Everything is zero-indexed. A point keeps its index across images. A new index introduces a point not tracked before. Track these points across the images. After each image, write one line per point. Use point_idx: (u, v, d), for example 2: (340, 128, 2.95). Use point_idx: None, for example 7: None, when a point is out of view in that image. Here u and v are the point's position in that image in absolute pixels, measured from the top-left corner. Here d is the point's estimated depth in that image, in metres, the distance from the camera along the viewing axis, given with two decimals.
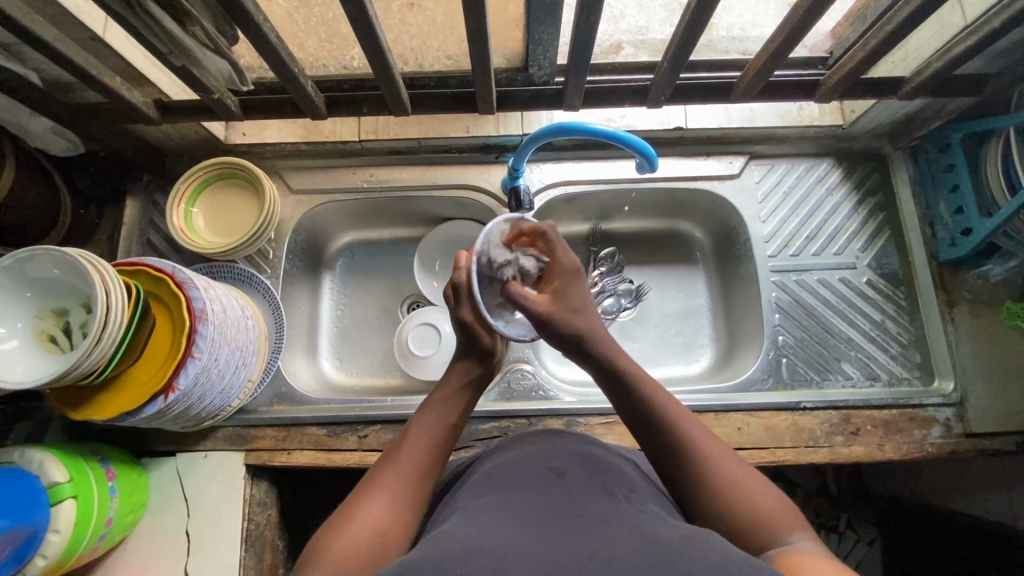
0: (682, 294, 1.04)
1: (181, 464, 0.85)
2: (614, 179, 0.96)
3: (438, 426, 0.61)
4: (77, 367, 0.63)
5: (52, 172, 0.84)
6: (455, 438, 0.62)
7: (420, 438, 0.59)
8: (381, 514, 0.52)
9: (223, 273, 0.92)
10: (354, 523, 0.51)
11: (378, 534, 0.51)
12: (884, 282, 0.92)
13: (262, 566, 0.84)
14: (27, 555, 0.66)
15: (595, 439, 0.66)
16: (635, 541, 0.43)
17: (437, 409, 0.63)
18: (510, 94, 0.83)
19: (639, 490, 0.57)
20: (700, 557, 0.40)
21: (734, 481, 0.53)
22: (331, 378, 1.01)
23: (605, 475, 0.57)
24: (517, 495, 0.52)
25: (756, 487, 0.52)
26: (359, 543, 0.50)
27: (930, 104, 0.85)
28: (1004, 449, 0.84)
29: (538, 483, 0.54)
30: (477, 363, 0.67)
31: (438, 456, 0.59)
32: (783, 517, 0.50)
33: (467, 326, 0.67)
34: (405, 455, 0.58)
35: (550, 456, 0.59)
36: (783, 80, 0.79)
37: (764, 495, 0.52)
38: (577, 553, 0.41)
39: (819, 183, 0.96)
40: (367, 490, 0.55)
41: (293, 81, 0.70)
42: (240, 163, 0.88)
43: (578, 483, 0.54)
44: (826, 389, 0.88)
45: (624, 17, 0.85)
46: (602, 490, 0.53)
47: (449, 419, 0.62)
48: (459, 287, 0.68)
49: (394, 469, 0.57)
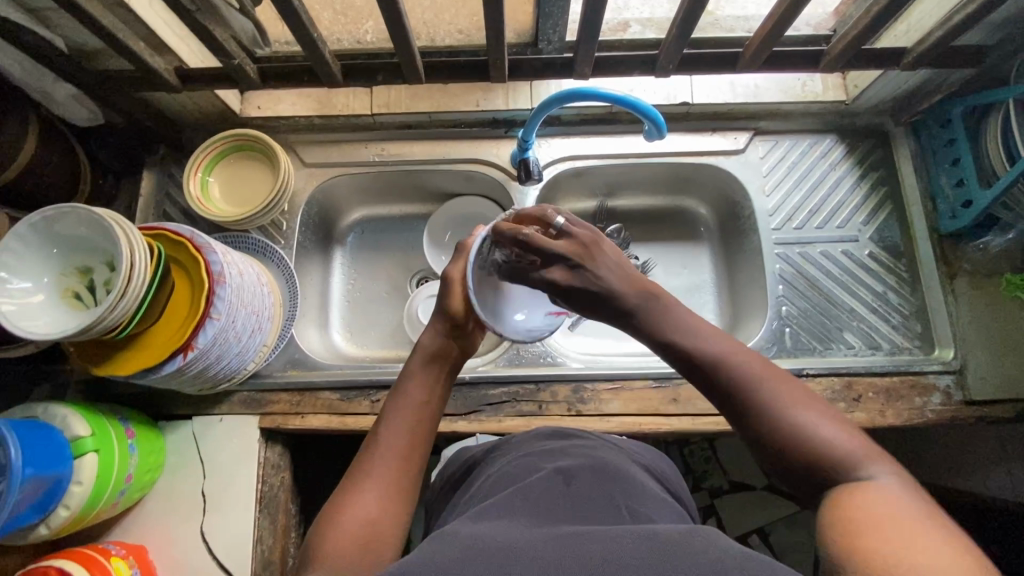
0: (687, 270, 1.06)
1: (197, 427, 0.87)
2: (621, 154, 0.98)
3: (414, 410, 0.62)
4: (101, 320, 0.65)
5: (72, 140, 0.86)
6: (436, 416, 0.64)
7: (398, 422, 0.61)
8: (368, 505, 0.55)
9: (238, 243, 0.94)
10: (344, 517, 0.53)
11: (369, 525, 0.53)
12: (885, 253, 0.94)
13: (276, 528, 0.85)
14: (50, 504, 0.68)
15: (610, 447, 0.71)
16: (637, 540, 0.44)
17: (411, 389, 0.64)
18: (520, 64, 0.83)
19: (647, 493, 0.61)
20: (703, 556, 0.41)
21: (811, 426, 0.49)
22: (341, 349, 1.02)
23: (611, 478, 0.61)
24: (529, 487, 0.57)
25: (833, 428, 0.49)
26: (351, 537, 0.52)
27: (931, 79, 0.87)
28: (1003, 416, 0.85)
29: (550, 481, 0.58)
30: (440, 333, 0.68)
31: (420, 437, 0.61)
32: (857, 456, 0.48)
33: (449, 279, 0.70)
34: (385, 443, 0.59)
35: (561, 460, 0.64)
36: (787, 51, 0.81)
37: (843, 438, 0.48)
38: (578, 554, 0.43)
39: (823, 158, 0.98)
40: (354, 483, 0.57)
41: (310, 47, 0.71)
42: (253, 134, 0.90)
43: (588, 486, 0.57)
44: (829, 357, 0.89)
45: (627, 8, 0.90)
46: (613, 494, 0.57)
47: (424, 397, 0.63)
48: (462, 248, 0.72)
49: (376, 459, 0.58)
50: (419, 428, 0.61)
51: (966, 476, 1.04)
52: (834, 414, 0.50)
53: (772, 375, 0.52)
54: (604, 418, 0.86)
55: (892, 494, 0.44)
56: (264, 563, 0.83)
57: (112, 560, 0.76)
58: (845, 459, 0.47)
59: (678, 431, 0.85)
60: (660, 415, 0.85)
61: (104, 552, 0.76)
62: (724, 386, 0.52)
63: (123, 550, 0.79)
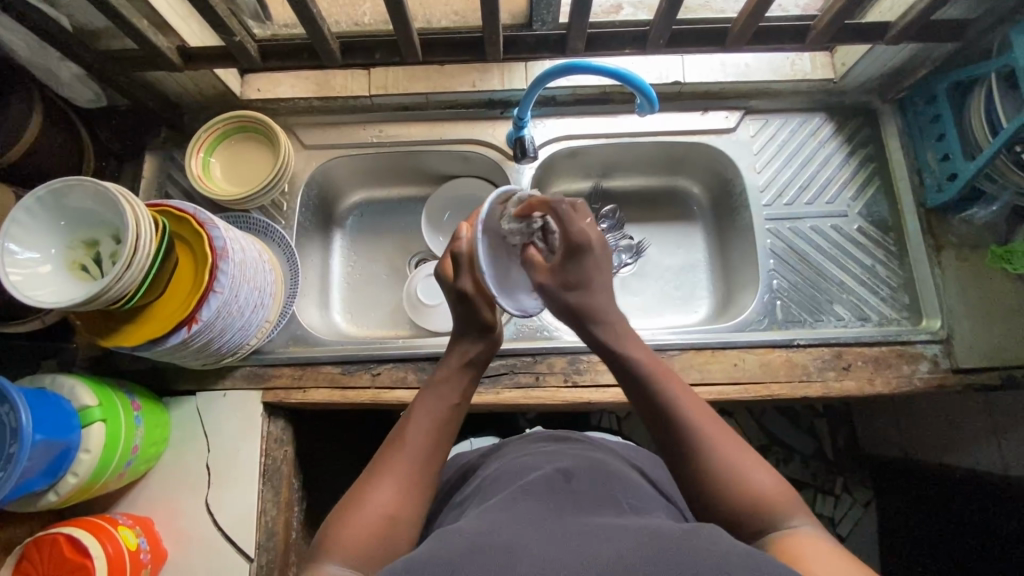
0: (681, 250, 1.08)
1: (200, 402, 0.88)
2: (615, 133, 0.99)
3: (443, 411, 0.65)
4: (109, 290, 0.66)
5: (76, 121, 0.88)
6: (458, 421, 0.66)
7: (423, 423, 0.63)
8: (387, 500, 0.56)
9: (239, 223, 0.96)
10: (363, 509, 0.55)
11: (388, 520, 0.55)
12: (873, 228, 0.96)
13: (279, 500, 0.87)
14: (60, 471, 0.69)
15: (604, 453, 0.74)
16: (641, 541, 0.46)
17: (441, 392, 0.67)
18: (515, 41, 0.85)
19: (641, 496, 0.64)
20: (707, 554, 0.44)
21: (738, 473, 0.55)
22: (341, 328, 1.04)
23: (609, 478, 0.64)
24: (528, 484, 0.60)
25: (759, 478, 0.55)
26: (370, 529, 0.54)
27: (917, 55, 0.89)
28: (991, 383, 0.87)
29: (551, 479, 0.61)
30: (478, 341, 0.72)
31: (442, 439, 0.63)
32: (783, 503, 0.54)
33: (467, 295, 0.72)
34: (410, 441, 0.61)
35: (559, 461, 0.67)
36: (773, 26, 0.83)
37: (768, 483, 0.55)
38: (586, 554, 0.45)
39: (812, 136, 1.00)
40: (375, 477, 0.59)
41: (311, 23, 0.74)
42: (252, 114, 0.92)
43: (587, 486, 0.60)
44: (819, 328, 0.91)
45: None
46: (614, 497, 0.60)
47: (453, 401, 0.66)
48: (463, 259, 0.73)
49: (399, 454, 0.60)
50: (446, 426, 0.64)
51: (955, 450, 1.06)
52: (764, 468, 0.56)
53: (709, 420, 0.59)
54: (599, 389, 0.88)
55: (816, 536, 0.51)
56: (268, 535, 0.84)
57: (119, 529, 0.77)
58: (769, 504, 0.54)
59: None
60: None
61: (112, 521, 0.78)
62: (666, 418, 0.60)
63: (130, 520, 0.81)
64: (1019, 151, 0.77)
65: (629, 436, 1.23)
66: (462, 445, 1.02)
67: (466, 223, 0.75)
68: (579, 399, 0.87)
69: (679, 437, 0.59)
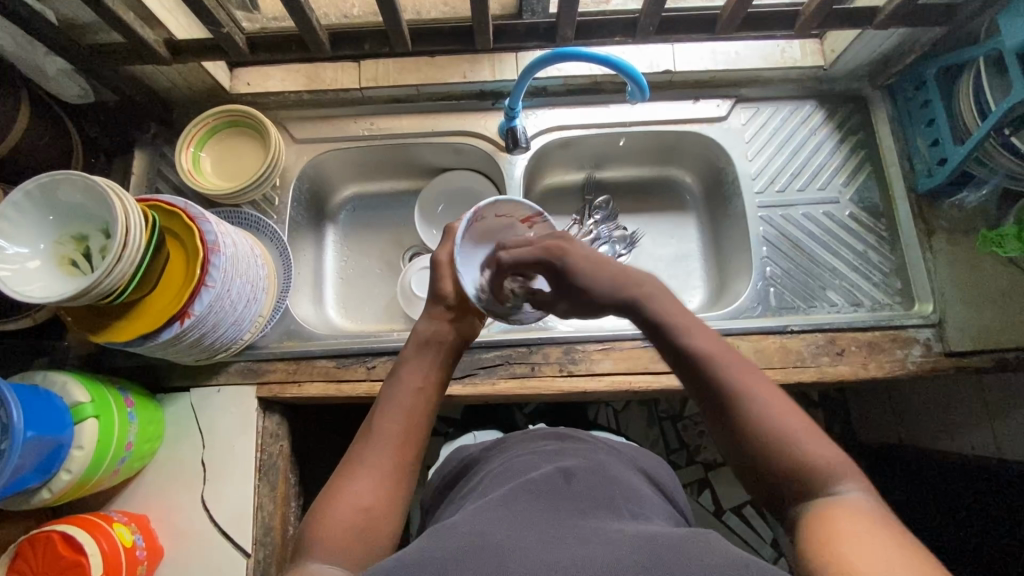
0: (675, 240, 1.09)
1: (194, 398, 0.88)
2: (607, 123, 0.99)
3: (409, 396, 0.64)
4: (99, 285, 0.66)
5: (64, 118, 0.87)
6: (426, 405, 0.65)
7: (392, 412, 0.62)
8: (362, 495, 0.56)
9: (230, 218, 0.95)
10: (339, 505, 0.55)
11: (363, 514, 0.55)
12: (865, 214, 0.96)
13: (276, 496, 0.86)
14: (52, 468, 0.69)
15: (610, 456, 0.74)
16: (634, 547, 0.46)
17: (403, 377, 0.65)
18: (505, 29, 0.85)
19: (642, 499, 0.63)
20: (701, 561, 0.44)
21: (792, 438, 0.54)
22: (335, 323, 1.04)
23: (608, 479, 0.64)
24: (528, 482, 0.60)
25: (812, 442, 0.54)
26: (345, 525, 0.54)
27: (904, 41, 0.90)
28: (983, 366, 0.87)
29: (551, 478, 0.61)
30: (435, 320, 0.70)
31: (413, 427, 0.62)
32: (836, 468, 0.52)
33: (439, 264, 0.71)
34: (379, 432, 0.61)
35: (561, 461, 0.67)
36: (761, 11, 0.83)
37: (824, 452, 0.53)
38: (579, 557, 0.45)
39: (803, 123, 1.00)
40: (349, 472, 0.58)
41: (298, 12, 0.73)
42: (240, 108, 0.91)
43: (587, 487, 0.60)
44: (813, 314, 0.92)
45: None
46: (612, 497, 0.60)
47: (416, 384, 0.65)
48: (449, 231, 0.73)
49: (371, 447, 0.60)
50: (414, 413, 0.63)
51: (951, 434, 1.07)
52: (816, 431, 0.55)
53: (760, 386, 0.57)
54: (595, 378, 0.88)
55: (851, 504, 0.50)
56: (265, 529, 0.84)
57: (114, 526, 0.77)
58: (822, 474, 0.52)
59: (668, 389, 0.87)
60: (649, 372, 0.87)
61: (108, 518, 0.77)
62: (711, 384, 0.58)
63: (126, 517, 0.80)
64: (1006, 135, 0.78)
65: (626, 428, 1.23)
66: (464, 437, 1.02)
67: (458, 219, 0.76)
68: (576, 389, 0.87)
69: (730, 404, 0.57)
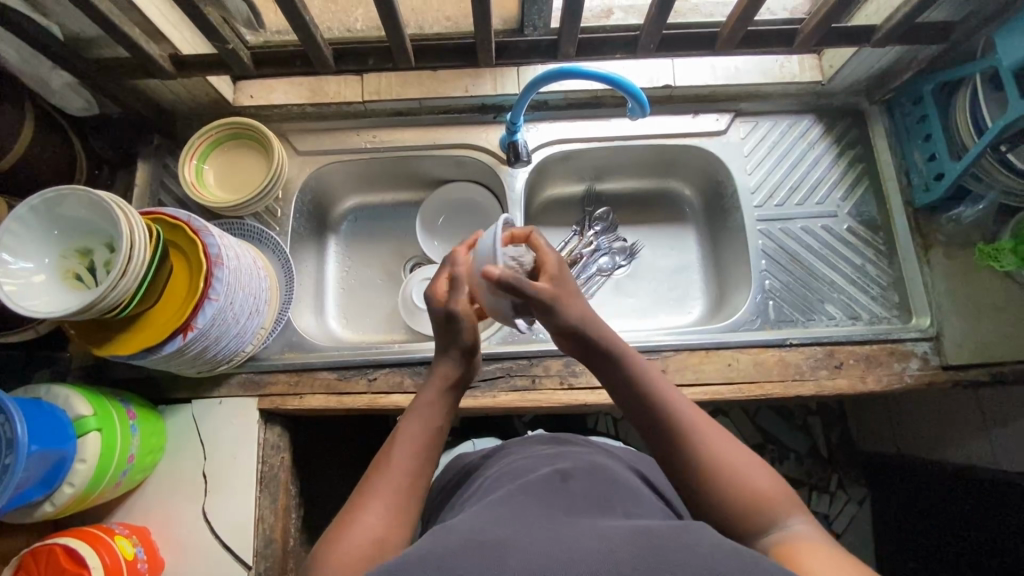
0: (675, 251, 1.09)
1: (196, 410, 0.88)
2: (608, 137, 1.00)
3: (423, 436, 0.64)
4: (103, 298, 0.66)
5: (67, 129, 0.87)
6: (439, 445, 0.65)
7: (408, 447, 0.63)
8: (374, 526, 0.56)
9: (233, 230, 0.96)
10: (351, 534, 0.55)
11: (375, 544, 0.55)
12: (863, 228, 0.97)
13: (277, 507, 0.87)
14: (56, 480, 0.69)
15: (605, 457, 0.74)
16: (633, 537, 0.47)
17: (423, 417, 0.65)
18: (507, 46, 0.86)
19: (642, 501, 0.63)
20: (697, 548, 0.45)
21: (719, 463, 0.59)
22: (337, 334, 1.04)
23: (607, 480, 0.65)
24: (526, 486, 0.60)
25: (738, 464, 0.59)
26: (357, 555, 0.54)
27: (901, 57, 0.91)
28: (979, 379, 0.88)
29: (550, 480, 0.61)
30: (458, 364, 0.69)
31: (427, 462, 0.63)
32: (783, 500, 0.57)
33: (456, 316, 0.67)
34: (394, 463, 0.61)
35: (559, 463, 0.68)
36: (761, 30, 0.84)
37: (770, 487, 0.57)
38: (575, 548, 0.46)
39: (802, 137, 1.01)
40: (360, 501, 0.59)
41: (303, 30, 0.74)
42: (242, 120, 0.92)
43: (584, 488, 0.61)
44: (811, 328, 0.92)
45: None
46: (608, 498, 0.60)
47: (436, 424, 0.65)
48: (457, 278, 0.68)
49: (383, 478, 0.60)
50: (427, 451, 0.63)
51: (948, 445, 1.07)
52: (746, 454, 0.60)
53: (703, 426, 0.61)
54: (595, 391, 0.88)
55: (811, 537, 0.53)
56: (266, 541, 0.84)
57: (116, 538, 0.77)
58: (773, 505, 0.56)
59: None
60: None
61: (109, 530, 0.78)
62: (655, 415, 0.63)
63: (127, 529, 0.81)
64: (1003, 151, 0.79)
65: (625, 436, 1.24)
66: (464, 445, 1.02)
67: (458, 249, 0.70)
68: (576, 401, 0.88)
69: (667, 439, 0.61)
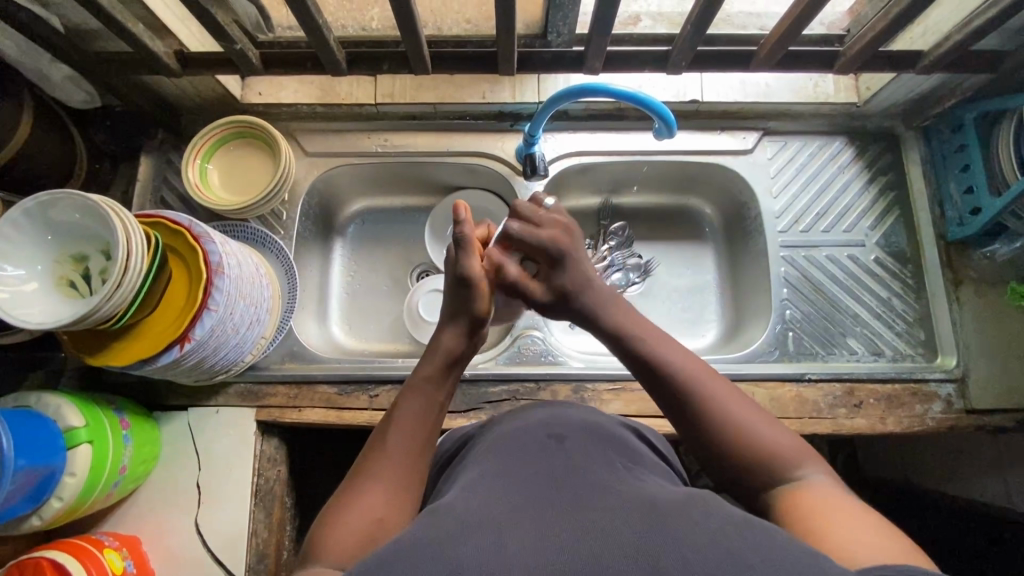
0: (691, 270, 1.05)
1: (192, 419, 0.85)
2: (628, 151, 0.96)
3: (418, 405, 0.61)
4: (96, 311, 0.63)
5: (67, 123, 0.84)
6: (440, 422, 0.63)
7: (407, 417, 0.60)
8: (374, 505, 0.53)
9: (235, 232, 0.93)
10: (348, 514, 0.52)
11: (375, 523, 0.51)
12: (891, 259, 0.93)
13: (271, 522, 0.85)
14: (43, 495, 0.67)
15: (597, 409, 0.66)
16: (638, 510, 0.43)
17: (424, 394, 0.63)
18: (529, 56, 0.81)
19: (643, 461, 0.57)
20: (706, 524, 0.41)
21: (706, 391, 0.58)
22: (339, 341, 1.01)
23: (605, 437, 0.58)
24: (517, 453, 0.54)
25: (721, 390, 0.58)
26: (356, 534, 0.50)
27: (945, 83, 0.87)
28: (1003, 425, 0.85)
29: (541, 444, 0.55)
30: (463, 334, 0.67)
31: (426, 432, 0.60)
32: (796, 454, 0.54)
33: (470, 281, 0.66)
34: (393, 440, 0.58)
35: (549, 418, 0.61)
36: (801, 50, 0.79)
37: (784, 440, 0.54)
38: (579, 530, 0.41)
39: (832, 160, 0.96)
40: (357, 484, 0.55)
41: (315, 32, 0.70)
42: (255, 121, 0.88)
43: (582, 446, 0.54)
44: (830, 362, 0.89)
45: None
46: (609, 458, 0.54)
47: (439, 400, 0.63)
48: (468, 239, 0.67)
49: (382, 459, 0.57)
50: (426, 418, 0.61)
51: (961, 482, 1.04)
52: (726, 381, 0.59)
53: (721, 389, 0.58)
54: None
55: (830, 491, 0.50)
56: (258, 557, 0.82)
57: (105, 552, 0.75)
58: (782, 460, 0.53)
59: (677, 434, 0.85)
60: (661, 417, 0.84)
61: (97, 543, 0.76)
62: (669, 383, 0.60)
63: (117, 541, 0.78)
64: None
65: None
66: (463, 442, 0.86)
67: (464, 203, 0.67)
68: None
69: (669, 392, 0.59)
